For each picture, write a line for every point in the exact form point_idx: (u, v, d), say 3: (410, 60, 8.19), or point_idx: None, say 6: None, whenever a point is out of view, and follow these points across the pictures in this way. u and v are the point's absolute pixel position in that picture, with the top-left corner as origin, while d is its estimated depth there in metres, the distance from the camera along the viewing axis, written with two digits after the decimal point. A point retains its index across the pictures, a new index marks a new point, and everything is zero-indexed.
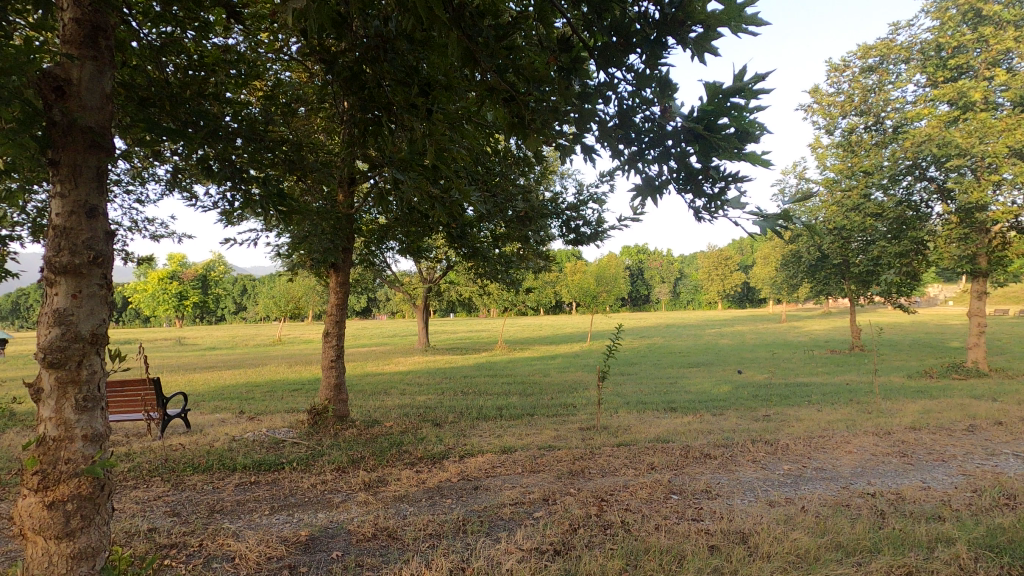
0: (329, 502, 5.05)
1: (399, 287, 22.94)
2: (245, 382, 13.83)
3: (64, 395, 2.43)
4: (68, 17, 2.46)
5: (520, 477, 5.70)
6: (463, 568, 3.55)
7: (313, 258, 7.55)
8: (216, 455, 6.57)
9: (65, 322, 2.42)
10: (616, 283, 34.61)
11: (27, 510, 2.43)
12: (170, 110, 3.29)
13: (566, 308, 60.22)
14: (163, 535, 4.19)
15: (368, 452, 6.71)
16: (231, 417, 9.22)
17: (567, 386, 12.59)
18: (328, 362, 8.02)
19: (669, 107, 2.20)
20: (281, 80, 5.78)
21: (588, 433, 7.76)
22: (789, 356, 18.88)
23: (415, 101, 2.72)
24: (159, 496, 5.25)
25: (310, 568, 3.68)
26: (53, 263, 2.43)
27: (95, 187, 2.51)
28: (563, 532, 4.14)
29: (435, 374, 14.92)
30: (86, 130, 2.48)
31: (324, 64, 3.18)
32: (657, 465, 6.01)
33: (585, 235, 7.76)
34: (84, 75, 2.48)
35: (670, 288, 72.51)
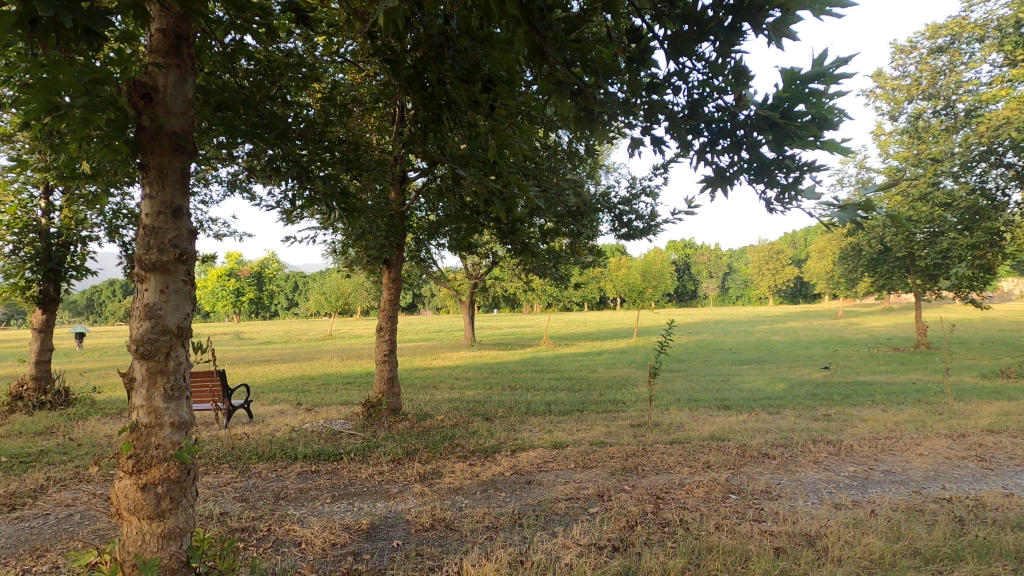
0: (387, 492, 5.20)
1: (445, 283, 23.27)
2: (301, 375, 14.35)
3: (154, 385, 2.59)
4: (155, 28, 2.61)
5: (573, 472, 5.69)
6: (522, 561, 3.58)
7: (367, 254, 7.75)
8: (278, 445, 6.86)
9: (154, 316, 2.57)
10: (663, 278, 33.95)
11: (122, 492, 2.60)
12: (243, 113, 3.42)
13: (610, 304, 59.68)
14: (234, 519, 4.41)
15: (421, 444, 6.84)
16: (289, 409, 9.59)
17: (615, 382, 12.48)
18: (381, 356, 8.22)
19: (743, 95, 2.14)
20: (338, 82, 5.96)
21: (640, 430, 7.66)
22: (848, 353, 18.09)
23: (479, 98, 2.75)
24: (228, 482, 5.52)
25: (373, 555, 3.80)
26: (143, 260, 2.59)
27: (179, 188, 2.66)
28: (620, 529, 4.11)
29: (483, 369, 15.07)
30: (171, 135, 2.61)
31: (387, 64, 3.25)
32: (712, 463, 5.87)
33: (637, 229, 7.65)
34: (169, 83, 2.63)
35: (719, 283, 70.71)
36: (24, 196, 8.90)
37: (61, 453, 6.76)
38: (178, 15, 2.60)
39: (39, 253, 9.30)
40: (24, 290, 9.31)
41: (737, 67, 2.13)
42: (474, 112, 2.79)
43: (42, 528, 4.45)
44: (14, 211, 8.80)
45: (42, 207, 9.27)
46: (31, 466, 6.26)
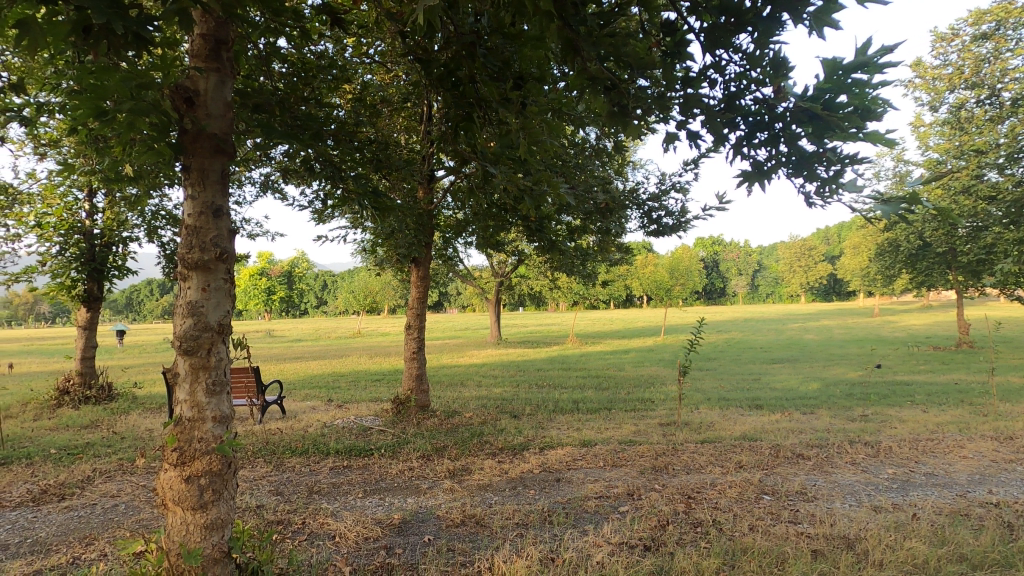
0: (417, 488, 5.26)
1: (471, 281, 23.40)
2: (331, 372, 14.61)
3: (197, 380, 2.67)
4: (196, 33, 2.69)
5: (603, 470, 5.67)
6: (554, 559, 3.58)
7: (396, 253, 7.84)
8: (310, 440, 7.00)
9: (197, 313, 2.65)
10: (691, 275, 33.49)
11: (168, 483, 2.68)
12: (279, 114, 3.50)
13: (637, 302, 59.13)
14: (270, 512, 4.53)
15: (450, 441, 6.90)
16: (321, 405, 9.77)
17: (643, 381, 12.37)
18: (410, 353, 8.31)
19: (782, 87, 2.09)
20: (368, 83, 6.03)
21: (669, 429, 7.57)
22: (886, 352, 17.55)
23: (510, 95, 2.74)
24: (263, 475, 5.66)
25: (405, 549, 3.85)
26: (186, 259, 2.67)
27: (220, 189, 2.74)
28: (651, 528, 4.07)
29: (509, 367, 15.11)
30: (211, 137, 2.69)
31: (418, 64, 3.28)
32: (745, 463, 5.77)
33: (667, 226, 7.56)
34: (210, 86, 2.71)
35: (748, 280, 69.38)
36: (70, 199, 9.27)
37: (105, 446, 7.03)
38: (218, 20, 2.67)
39: (83, 254, 9.67)
40: (69, 289, 9.69)
41: (776, 58, 2.08)
42: (505, 110, 2.78)
43: (89, 518, 4.64)
44: (60, 213, 9.17)
45: (86, 209, 9.63)
46: (79, 458, 6.52)
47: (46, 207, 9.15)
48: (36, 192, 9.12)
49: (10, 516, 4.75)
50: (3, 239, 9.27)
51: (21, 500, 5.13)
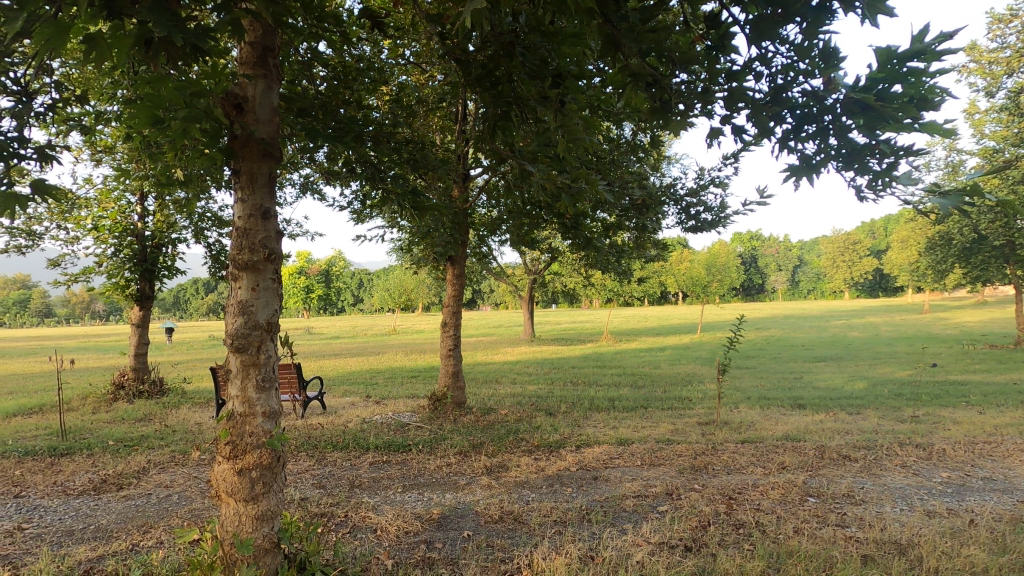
0: (454, 484, 5.33)
1: (504, 279, 23.48)
2: (369, 369, 14.91)
3: (248, 376, 2.77)
4: (245, 41, 2.78)
5: (640, 469, 5.62)
6: (593, 557, 3.58)
7: (433, 252, 7.95)
8: (351, 435, 7.16)
9: (247, 312, 2.75)
10: (729, 272, 32.77)
11: (221, 475, 2.79)
12: (322, 118, 3.60)
13: (672, 298, 58.20)
14: (313, 504, 4.67)
15: (487, 438, 6.95)
16: (360, 401, 9.99)
17: (680, 379, 12.17)
18: (446, 350, 8.40)
19: (832, 78, 2.02)
20: (404, 83, 6.12)
21: (708, 428, 7.43)
22: (938, 351, 16.78)
23: (549, 93, 2.74)
24: (307, 469, 5.83)
25: (444, 544, 3.90)
26: (237, 260, 2.77)
27: (267, 192, 2.83)
28: (691, 528, 4.02)
29: (543, 364, 15.11)
30: (259, 142, 2.78)
31: (456, 64, 3.31)
32: (788, 464, 5.63)
33: (705, 222, 7.41)
34: (258, 92, 2.79)
35: (788, 276, 67.42)
36: (123, 203, 9.73)
37: (158, 438, 7.36)
38: (265, 28, 2.75)
39: (136, 255, 10.14)
40: (123, 289, 10.18)
41: (826, 49, 2.02)
42: (543, 108, 2.78)
43: (146, 506, 4.87)
44: (115, 216, 9.63)
45: (138, 212, 10.09)
46: (134, 450, 6.85)
47: (101, 211, 9.65)
48: (93, 196, 9.61)
49: (74, 503, 5.04)
50: (63, 241, 9.80)
51: (84, 488, 5.44)
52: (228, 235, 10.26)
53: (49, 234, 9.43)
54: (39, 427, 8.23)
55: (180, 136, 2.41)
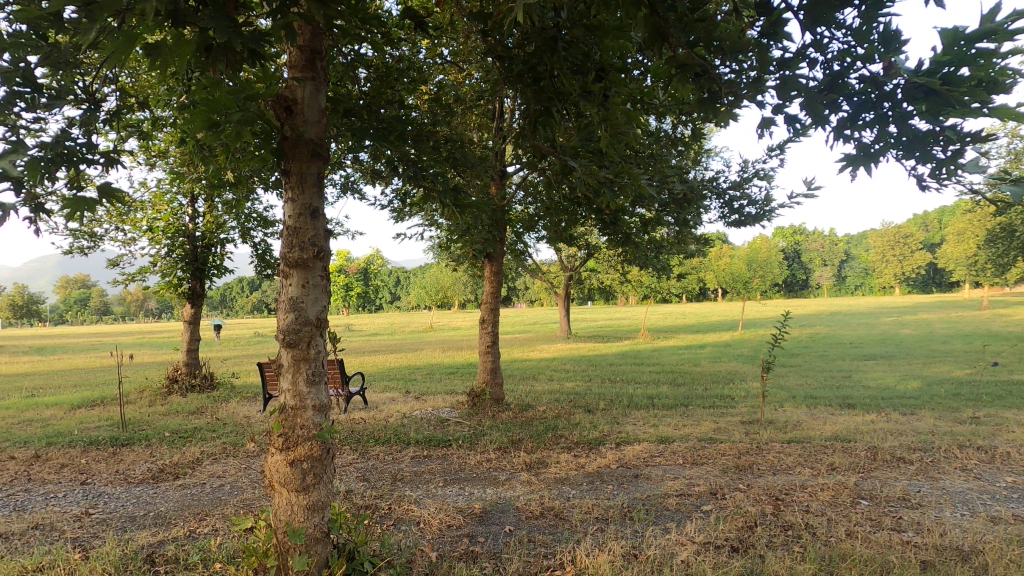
0: (495, 479, 5.37)
1: (540, 276, 23.42)
2: (407, 365, 15.14)
3: (299, 370, 2.85)
4: (294, 44, 2.86)
5: (682, 468, 5.53)
6: (636, 555, 3.55)
7: (471, 248, 8.02)
8: (392, 430, 7.29)
9: (297, 308, 2.83)
10: (771, 266, 31.80)
11: (274, 466, 2.89)
12: (367, 118, 3.68)
13: (710, 295, 56.93)
14: (359, 497, 4.78)
15: (526, 434, 6.96)
16: (399, 397, 10.16)
17: (721, 377, 11.91)
18: (485, 347, 8.46)
19: (893, 62, 1.95)
20: (442, 82, 6.18)
21: (752, 427, 7.25)
22: (1000, 349, 15.89)
23: (591, 87, 2.73)
24: (351, 462, 5.97)
25: (487, 538, 3.94)
26: (287, 258, 2.86)
27: (316, 192, 2.91)
28: (738, 528, 3.94)
29: (580, 362, 15.02)
30: (308, 143, 2.86)
31: (497, 61, 3.32)
32: (838, 466, 5.44)
33: (749, 215, 7.22)
34: (306, 94, 2.87)
35: (834, 271, 65.00)
36: (175, 205, 10.15)
37: (210, 430, 7.67)
38: (312, 31, 2.82)
39: (187, 254, 10.57)
40: (176, 287, 10.64)
41: (886, 32, 1.95)
42: (586, 103, 2.77)
43: (201, 495, 5.09)
44: (168, 218, 10.06)
45: (189, 214, 10.51)
46: (188, 441, 7.16)
47: (155, 213, 10.10)
48: (147, 199, 10.06)
49: (135, 491, 5.31)
50: (121, 242, 10.30)
51: (144, 477, 5.72)
52: (272, 235, 10.58)
53: (108, 236, 9.94)
54: (102, 418, 8.69)
55: (234, 138, 2.50)
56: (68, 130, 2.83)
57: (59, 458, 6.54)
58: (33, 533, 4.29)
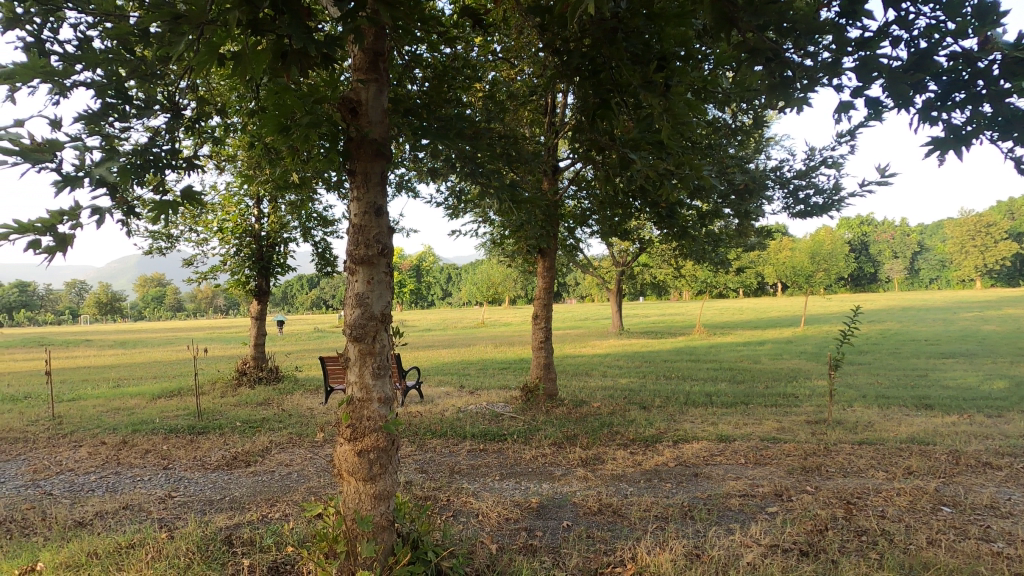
0: (551, 474, 5.37)
1: (591, 271, 23.21)
2: (461, 360, 15.35)
3: (365, 363, 2.95)
4: (359, 48, 2.94)
5: (745, 468, 5.36)
6: (699, 555, 3.47)
7: (525, 244, 8.04)
8: (448, 423, 7.42)
9: (363, 303, 2.93)
10: (836, 259, 30.22)
11: (343, 456, 2.99)
12: (426, 116, 3.75)
13: (769, 289, 54.77)
14: (418, 488, 4.91)
15: (581, 430, 6.93)
16: (454, 391, 10.32)
17: (784, 375, 11.44)
18: (538, 342, 8.45)
19: (988, 37, 1.83)
20: (495, 79, 6.22)
21: (818, 427, 6.93)
22: None
23: (652, 77, 2.68)
24: (409, 454, 6.13)
25: (544, 532, 3.96)
26: (354, 255, 2.96)
27: (380, 190, 2.99)
28: (807, 532, 3.79)
29: (634, 358, 14.80)
30: (372, 143, 2.95)
31: (554, 54, 3.31)
32: (916, 470, 5.13)
33: (815, 206, 6.90)
34: (370, 95, 2.95)
35: (906, 264, 61.07)
36: (242, 206, 10.70)
37: (278, 421, 8.05)
38: (375, 34, 2.89)
39: (254, 254, 11.11)
40: (244, 285, 11.20)
41: (981, 5, 1.84)
42: (647, 93, 2.73)
43: (271, 482, 5.36)
44: (236, 219, 10.62)
45: (255, 215, 11.05)
46: (258, 431, 7.55)
47: (225, 214, 10.68)
48: (218, 201, 10.65)
49: (211, 477, 5.64)
50: (194, 243, 10.95)
51: (219, 463, 6.08)
52: (331, 234, 10.98)
53: (183, 237, 10.58)
54: (180, 408, 9.29)
55: (303, 140, 2.60)
56: (154, 138, 3.02)
57: (144, 444, 7.04)
58: (123, 512, 4.64)
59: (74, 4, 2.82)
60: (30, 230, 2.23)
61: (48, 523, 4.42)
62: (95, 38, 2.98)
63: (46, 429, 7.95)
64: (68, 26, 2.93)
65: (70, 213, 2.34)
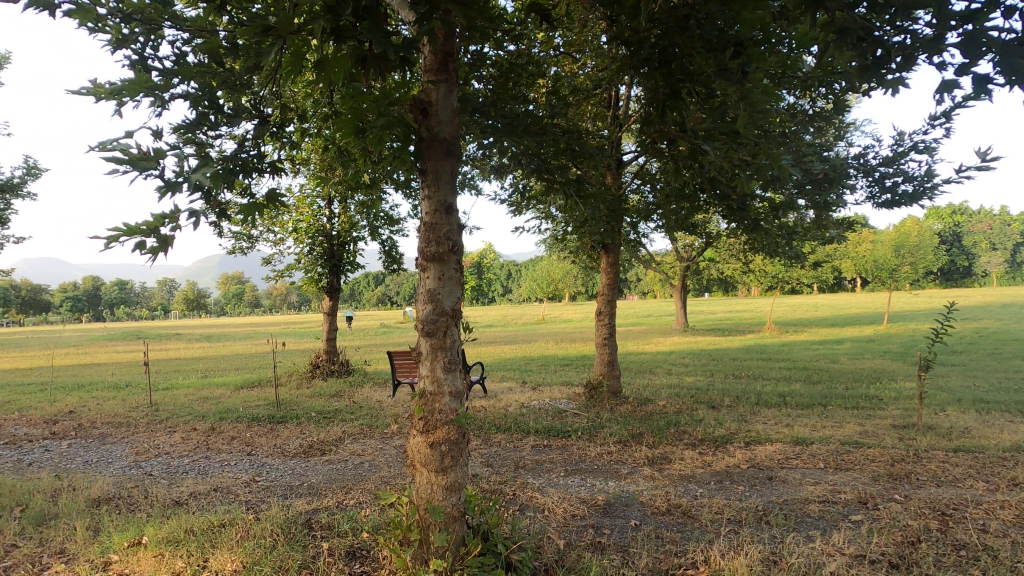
0: (617, 472, 5.31)
1: (653, 266, 22.67)
2: (523, 356, 15.42)
3: (436, 357, 3.02)
4: (429, 49, 3.01)
5: (825, 473, 5.09)
6: (776, 562, 3.34)
7: (588, 239, 7.96)
8: (511, 419, 7.48)
9: (435, 299, 3.00)
10: (925, 252, 27.95)
11: (416, 447, 3.08)
12: (493, 113, 3.78)
13: (846, 284, 51.49)
14: (485, 481, 4.99)
15: (646, 429, 6.80)
16: (517, 386, 10.39)
17: (866, 375, 10.73)
18: (601, 339, 8.34)
19: None
20: (558, 74, 6.19)
21: (907, 432, 6.46)
22: None
23: (728, 64, 2.61)
24: (474, 448, 6.24)
25: (613, 530, 3.92)
26: (425, 252, 3.04)
27: (450, 189, 3.06)
28: (896, 543, 3.56)
29: (700, 356, 14.36)
30: (442, 142, 3.01)
31: (623, 46, 3.26)
32: (1023, 481, 4.68)
33: (904, 194, 6.42)
34: (440, 96, 3.01)
35: (1006, 256, 55.66)
36: (314, 207, 11.23)
37: (349, 413, 8.40)
38: (445, 35, 2.94)
39: (326, 252, 11.62)
40: (317, 283, 11.73)
41: None
42: (722, 81, 2.66)
43: (345, 471, 5.61)
44: (309, 219, 11.17)
45: (326, 215, 11.57)
46: (332, 422, 7.92)
47: (299, 215, 11.24)
48: (293, 202, 11.22)
49: (290, 464, 5.97)
50: (272, 243, 11.59)
51: (297, 451, 6.42)
52: (397, 232, 11.32)
53: (262, 238, 11.22)
54: (260, 398, 9.88)
55: (376, 142, 2.68)
56: (241, 144, 3.23)
57: (230, 431, 7.55)
58: (214, 493, 4.99)
59: (173, 23, 3.05)
60: (137, 232, 2.44)
61: (150, 501, 4.82)
62: (190, 54, 3.22)
63: (145, 415, 8.69)
64: (166, 43, 3.17)
65: (171, 215, 2.54)
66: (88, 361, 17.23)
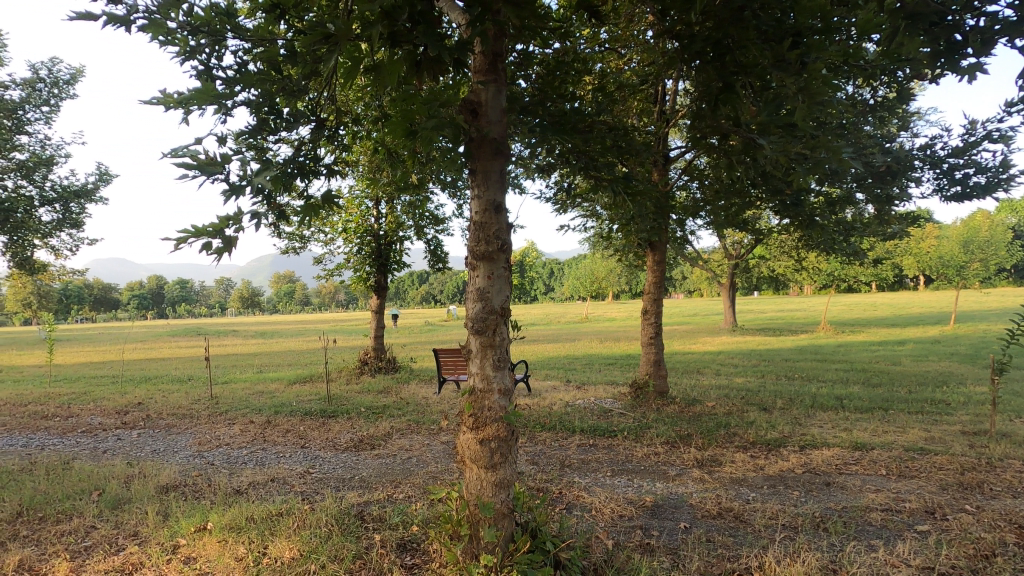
0: (665, 473, 5.23)
1: (701, 264, 22.12)
2: (567, 355, 15.36)
3: (485, 355, 3.06)
4: (479, 50, 3.04)
5: (886, 480, 4.86)
6: (836, 570, 3.21)
7: (634, 236, 7.86)
8: (556, 417, 7.47)
9: (484, 298, 3.04)
10: (998, 249, 26.13)
11: (466, 444, 3.12)
12: (540, 111, 3.77)
13: (909, 283, 48.71)
14: (531, 479, 5.01)
15: (695, 430, 6.65)
16: (561, 385, 10.37)
17: (932, 379, 10.14)
18: (647, 338, 8.20)
19: None
20: (604, 70, 6.13)
21: (978, 439, 6.09)
22: None
23: (785, 54, 2.53)
24: (520, 445, 6.28)
25: (662, 532, 3.87)
26: (475, 251, 3.08)
27: (499, 188, 3.08)
28: (968, 556, 3.36)
29: (750, 356, 13.94)
30: (492, 141, 3.04)
31: (674, 41, 3.20)
32: None
33: (977, 186, 6.03)
34: (489, 96, 3.04)
35: None
36: (363, 207, 11.52)
37: (397, 408, 8.59)
38: (494, 35, 2.96)
39: (373, 252, 11.90)
40: (365, 281, 12.03)
41: None
42: (780, 73, 2.58)
43: (394, 465, 5.74)
44: (358, 219, 11.47)
45: (374, 215, 11.86)
46: (380, 417, 8.12)
47: (348, 215, 11.57)
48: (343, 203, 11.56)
49: (342, 457, 6.16)
50: (323, 243, 11.97)
51: (348, 445, 6.62)
52: (442, 232, 11.48)
53: (314, 238, 11.60)
54: (312, 393, 10.23)
55: (426, 143, 2.73)
56: (298, 148, 3.34)
57: (284, 424, 7.85)
58: (271, 483, 5.22)
59: (235, 34, 3.19)
60: (204, 233, 2.57)
61: (213, 488, 5.09)
62: (250, 63, 3.35)
63: (206, 407, 9.15)
64: (229, 53, 3.31)
65: (234, 217, 2.66)
66: (154, 356, 18.31)
